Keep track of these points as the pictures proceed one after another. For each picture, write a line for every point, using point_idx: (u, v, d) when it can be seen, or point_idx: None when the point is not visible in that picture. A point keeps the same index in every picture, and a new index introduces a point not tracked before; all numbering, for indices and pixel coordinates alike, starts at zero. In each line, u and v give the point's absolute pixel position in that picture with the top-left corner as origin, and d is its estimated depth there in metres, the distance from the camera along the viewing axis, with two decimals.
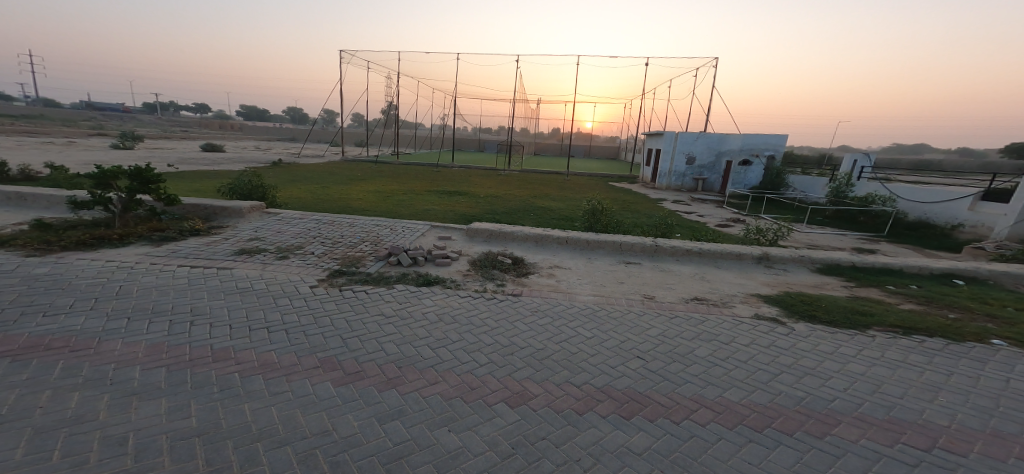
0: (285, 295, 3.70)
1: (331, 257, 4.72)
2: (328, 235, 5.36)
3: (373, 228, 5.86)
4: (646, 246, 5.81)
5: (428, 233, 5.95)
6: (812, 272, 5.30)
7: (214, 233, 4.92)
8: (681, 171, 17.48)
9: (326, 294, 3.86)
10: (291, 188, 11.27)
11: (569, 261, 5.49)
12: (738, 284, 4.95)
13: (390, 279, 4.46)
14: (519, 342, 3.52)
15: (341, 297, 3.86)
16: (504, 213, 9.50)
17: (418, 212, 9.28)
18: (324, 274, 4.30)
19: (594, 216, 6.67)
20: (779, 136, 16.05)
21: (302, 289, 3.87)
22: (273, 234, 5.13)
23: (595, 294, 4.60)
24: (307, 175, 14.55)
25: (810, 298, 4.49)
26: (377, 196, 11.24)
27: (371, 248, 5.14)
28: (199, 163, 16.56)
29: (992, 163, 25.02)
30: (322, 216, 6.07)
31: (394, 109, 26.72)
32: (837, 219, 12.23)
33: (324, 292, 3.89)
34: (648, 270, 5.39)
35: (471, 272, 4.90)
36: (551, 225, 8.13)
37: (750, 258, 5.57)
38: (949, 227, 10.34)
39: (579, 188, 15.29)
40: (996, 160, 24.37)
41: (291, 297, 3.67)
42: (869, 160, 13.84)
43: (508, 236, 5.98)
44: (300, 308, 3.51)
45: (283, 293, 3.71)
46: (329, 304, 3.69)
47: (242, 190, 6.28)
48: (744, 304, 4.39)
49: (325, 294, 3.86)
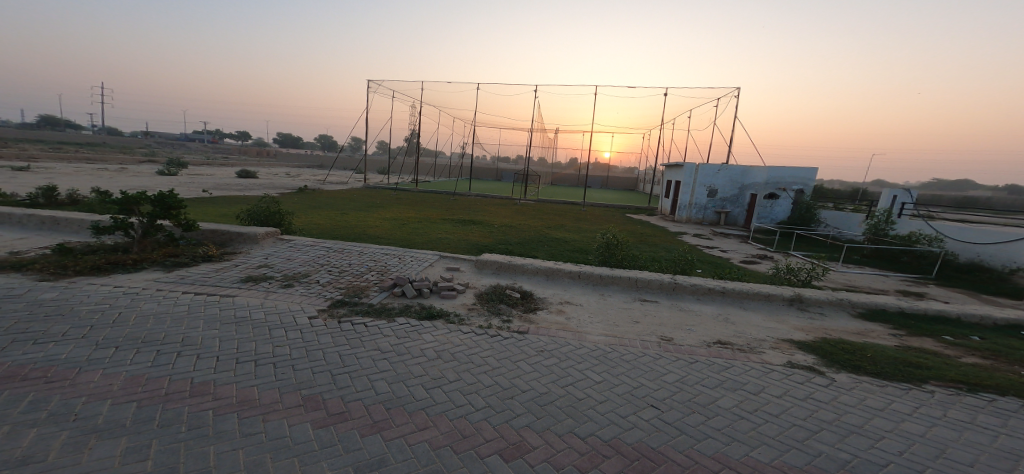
0: (281, 326, 3.60)
1: (335, 286, 4.65)
2: (336, 263, 5.32)
3: (381, 257, 5.80)
4: (664, 284, 5.49)
5: (437, 264, 5.85)
6: (852, 318, 4.84)
7: (226, 259, 4.95)
8: (702, 204, 17.03)
9: (324, 326, 3.75)
10: (309, 215, 11.50)
11: (581, 297, 5.23)
12: (767, 328, 4.55)
13: (392, 311, 4.32)
14: (520, 385, 3.27)
15: (338, 330, 3.72)
16: (519, 243, 9.34)
17: (432, 241, 9.26)
18: (326, 304, 4.20)
19: (610, 249, 6.42)
20: (808, 169, 15.48)
21: (300, 320, 3.77)
22: (283, 261, 5.12)
23: (607, 334, 4.31)
24: (327, 202, 14.87)
25: (851, 346, 4.06)
26: (392, 223, 11.32)
27: (377, 278, 5.06)
28: (230, 188, 17.31)
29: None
30: (333, 244, 6.07)
31: (417, 138, 27.55)
32: (877, 258, 11.50)
33: (322, 324, 3.78)
34: (666, 309, 5.06)
35: (477, 306, 4.71)
36: (566, 257, 7.92)
37: (780, 300, 5.17)
38: (1006, 271, 9.54)
39: (599, 219, 15.02)
40: None
41: (286, 328, 3.58)
42: (911, 196, 13.12)
43: (518, 268, 5.79)
44: (294, 340, 3.41)
45: (279, 324, 3.62)
46: (325, 336, 3.56)
47: (260, 216, 6.38)
48: (775, 350, 4.00)
49: (323, 326, 3.73)
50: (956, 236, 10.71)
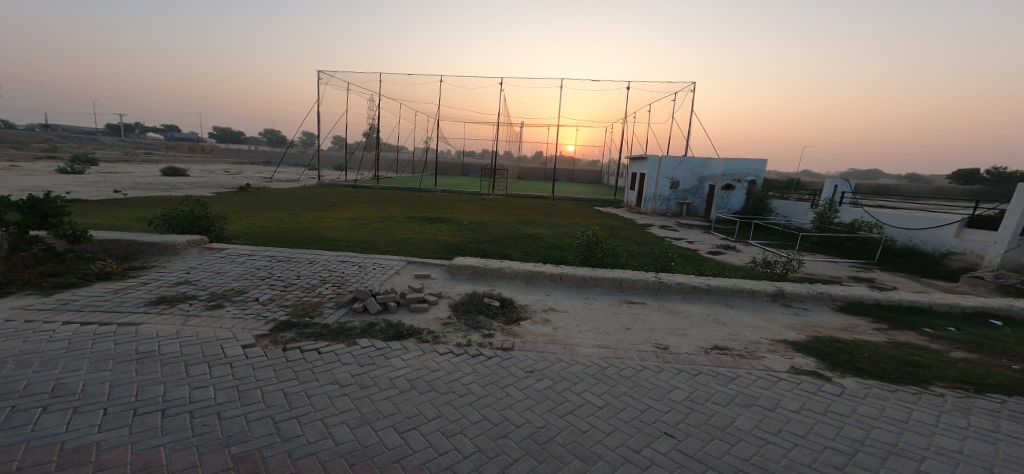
0: (204, 360, 2.84)
1: (281, 304, 3.90)
2: (280, 276, 4.53)
3: (337, 266, 5.05)
4: (649, 283, 5.19)
5: (403, 271, 5.19)
6: (835, 312, 4.77)
7: (130, 276, 4.07)
8: (664, 196, 17.29)
9: (265, 357, 3.03)
10: (255, 218, 10.30)
11: (565, 303, 4.81)
12: (759, 328, 4.34)
13: (353, 332, 3.66)
14: (513, 419, 2.76)
15: (284, 361, 3.02)
16: (489, 241, 8.80)
17: (395, 242, 8.52)
18: (268, 327, 3.46)
19: (588, 248, 6.04)
20: (759, 161, 16.04)
21: (231, 350, 3.03)
22: (210, 276, 4.27)
23: (599, 346, 3.91)
24: (275, 201, 13.55)
25: (846, 345, 3.91)
26: (350, 224, 10.38)
27: (333, 291, 4.35)
28: (161, 188, 15.42)
29: (950, 187, 26.17)
30: (276, 252, 5.23)
31: (374, 131, 26.10)
32: (825, 245, 12.06)
33: (263, 354, 3.06)
34: (654, 311, 4.75)
35: (453, 320, 4.16)
36: (540, 256, 7.51)
37: (765, 296, 5.02)
38: (938, 255, 10.09)
39: (565, 213, 14.78)
40: (953, 188, 25.54)
41: (211, 362, 2.82)
42: (850, 185, 13.85)
43: (494, 272, 5.27)
44: (221, 377, 2.68)
45: (201, 357, 2.86)
46: (265, 370, 2.85)
47: (180, 222, 5.38)
48: (775, 354, 3.76)
49: (265, 357, 3.03)
50: (893, 223, 11.33)
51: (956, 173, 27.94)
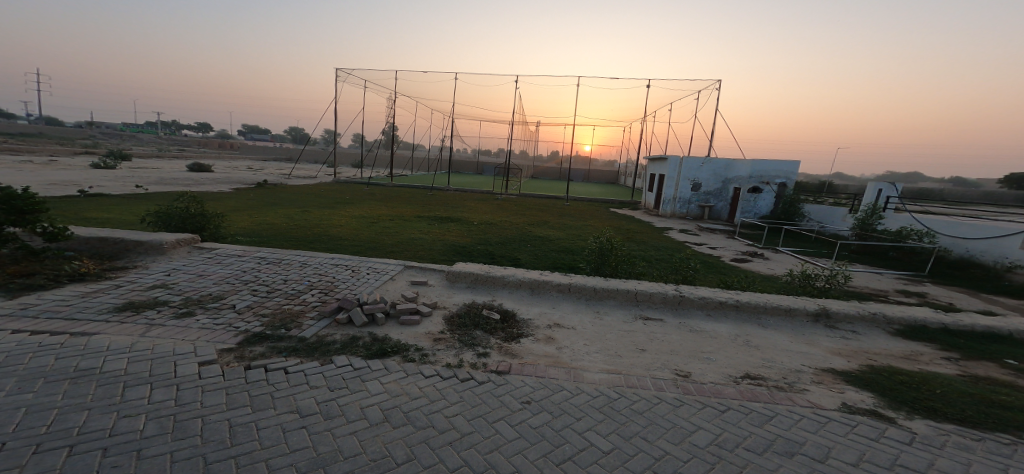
0: (149, 380, 2.50)
1: (257, 313, 3.55)
2: (266, 280, 4.21)
3: (328, 270, 4.70)
4: (669, 297, 4.64)
5: (399, 277, 4.82)
6: (890, 336, 4.12)
7: (107, 278, 3.82)
8: (685, 198, 16.47)
9: (222, 377, 2.67)
10: (262, 215, 10.18)
11: (573, 318, 4.33)
12: (798, 354, 3.74)
13: (332, 348, 3.29)
14: (499, 465, 2.30)
15: (242, 383, 2.66)
16: (499, 243, 8.35)
17: (401, 242, 8.19)
18: (236, 340, 3.11)
19: (602, 255, 5.51)
20: (791, 163, 15.05)
21: (183, 368, 2.67)
22: (191, 279, 3.98)
23: (609, 371, 3.43)
24: (287, 198, 13.50)
25: (910, 377, 3.29)
26: (358, 222, 10.14)
27: (318, 298, 3.99)
28: (178, 184, 15.60)
29: (997, 193, 24.29)
30: (268, 253, 4.93)
31: (391, 129, 26.09)
32: (866, 254, 11.10)
33: (220, 373, 2.70)
34: (674, 330, 4.20)
35: (445, 336, 3.77)
36: (551, 261, 7.04)
37: (805, 315, 4.37)
38: (1002, 268, 8.86)
39: (583, 215, 14.19)
40: (998, 193, 23.72)
41: (154, 384, 2.48)
42: (897, 190, 12.58)
43: (496, 281, 4.83)
44: (159, 403, 2.33)
45: (145, 377, 2.52)
46: (214, 395, 2.48)
47: (176, 219, 5.15)
48: (822, 387, 3.17)
49: (221, 377, 2.67)
50: (946, 231, 10.25)
51: (1005, 177, 25.91)
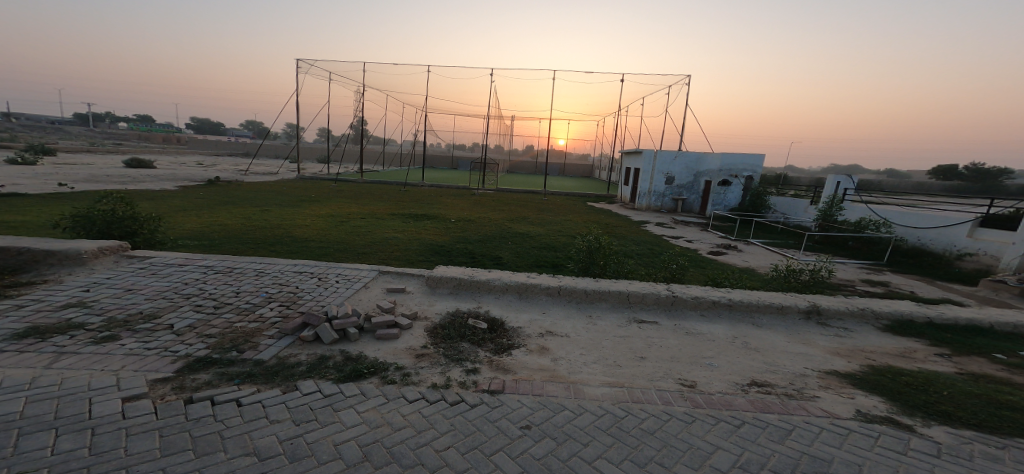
0: (53, 425, 1.95)
1: (202, 334, 3.02)
2: (213, 293, 3.65)
3: (290, 278, 4.17)
4: (662, 298, 4.42)
5: (372, 284, 4.35)
6: (881, 332, 4.07)
7: (7, 298, 3.17)
8: (658, 192, 16.61)
9: (155, 412, 2.14)
10: (218, 215, 9.35)
11: (565, 324, 4.04)
12: (798, 356, 3.58)
13: (296, 372, 2.82)
14: None
15: (181, 418, 2.13)
16: (478, 241, 7.96)
17: (373, 241, 7.65)
18: (174, 368, 2.59)
19: (588, 254, 5.24)
20: (757, 156, 15.41)
21: (101, 406, 2.11)
22: (117, 296, 3.37)
23: (610, 384, 3.15)
24: (247, 195, 12.54)
25: (914, 378, 3.19)
26: (325, 221, 9.47)
27: (278, 313, 3.48)
28: (122, 181, 14.21)
29: (931, 182, 26.12)
30: (215, 262, 4.33)
31: (358, 122, 24.96)
32: (829, 244, 11.44)
33: (152, 410, 2.15)
34: (670, 333, 3.99)
35: (428, 352, 3.37)
36: (533, 260, 6.74)
37: (797, 313, 4.24)
38: (952, 256, 9.20)
39: (559, 209, 14.01)
40: (936, 183, 25.45)
41: (59, 430, 1.93)
42: (852, 181, 13.00)
43: (481, 285, 4.46)
44: (64, 456, 1.79)
45: (48, 421, 1.96)
46: (143, 439, 1.95)
47: (99, 223, 4.44)
48: (832, 393, 3.02)
49: (153, 415, 2.12)
50: (899, 221, 10.53)
51: (937, 168, 28.01)
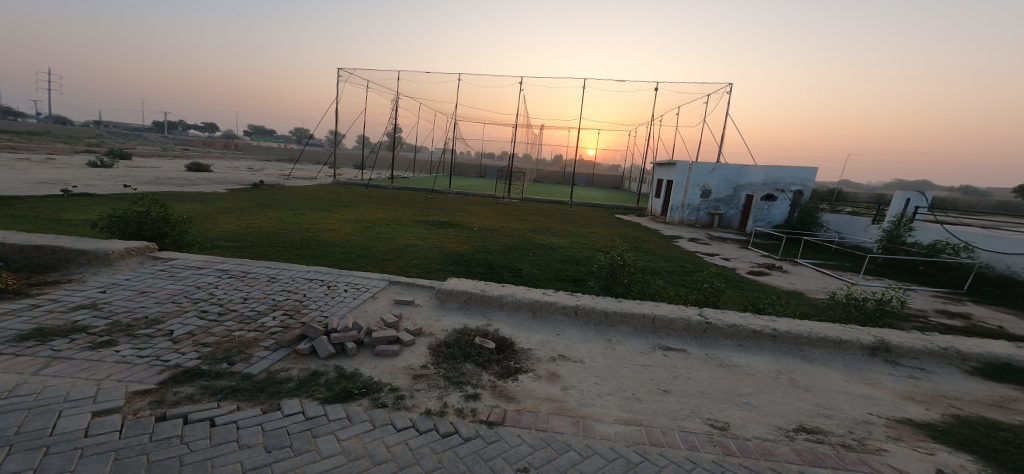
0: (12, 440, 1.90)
1: (198, 342, 2.94)
2: (220, 298, 3.60)
3: (300, 286, 4.09)
4: (692, 324, 3.98)
5: (381, 295, 4.20)
6: (966, 375, 3.40)
7: (29, 296, 3.25)
8: (695, 205, 15.76)
9: (117, 432, 2.05)
10: (252, 218, 9.66)
11: (580, 349, 3.71)
12: (860, 398, 3.00)
13: (284, 388, 2.67)
14: None
15: (142, 440, 2.03)
16: (499, 251, 7.71)
17: (394, 248, 7.58)
18: (158, 380, 2.51)
19: (613, 273, 4.84)
20: (807, 169, 14.27)
21: (67, 421, 2.06)
22: (128, 298, 3.39)
23: (626, 422, 2.78)
24: (283, 199, 12.99)
25: (1016, 432, 2.55)
26: (351, 226, 9.56)
27: (280, 322, 3.37)
28: (173, 183, 15.16)
29: (1009, 201, 23.38)
30: (232, 265, 4.33)
31: (394, 131, 25.64)
32: (895, 267, 10.29)
33: (117, 428, 2.08)
34: (701, 365, 3.54)
35: (428, 373, 3.14)
36: (555, 274, 6.40)
37: (858, 349, 3.64)
38: None
39: (591, 221, 13.53)
40: (1014, 202, 22.85)
41: (15, 447, 1.87)
42: (926, 200, 11.71)
43: (493, 301, 4.21)
44: None
45: (9, 436, 1.91)
46: (95, 463, 1.86)
47: (133, 224, 4.57)
48: (904, 447, 2.41)
49: (117, 433, 2.04)
50: (984, 245, 9.37)
51: (1018, 185, 25.12)
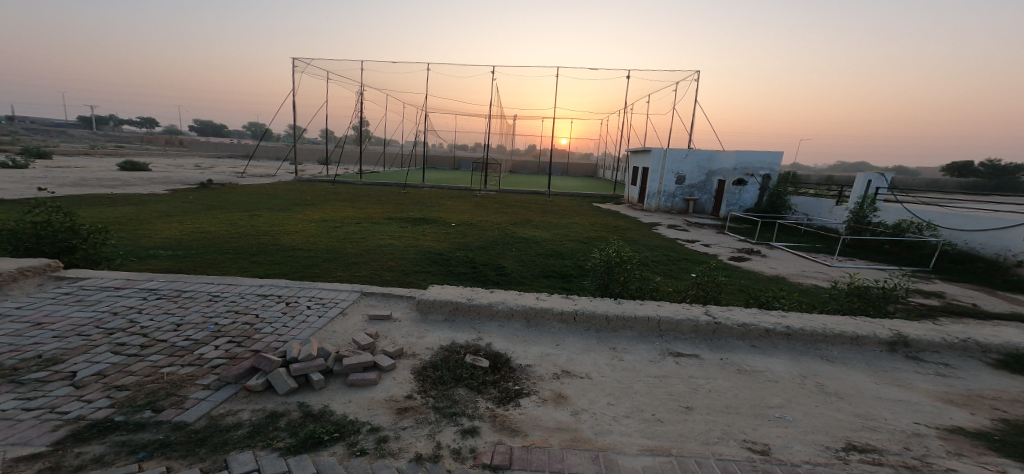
0: None
1: (111, 385, 2.28)
2: (146, 325, 2.92)
3: (250, 304, 3.43)
4: (701, 325, 3.63)
5: (351, 310, 3.61)
6: (989, 369, 3.24)
7: None
8: (669, 191, 15.78)
9: None
10: (202, 221, 8.68)
11: (584, 362, 3.28)
12: (899, 404, 2.74)
13: (231, 438, 2.07)
14: None
15: None
16: (480, 248, 7.20)
17: (366, 249, 6.92)
18: (51, 440, 1.90)
19: (610, 270, 4.43)
20: (775, 153, 14.46)
21: None
22: (17, 332, 2.66)
23: (652, 452, 2.36)
24: (237, 199, 11.91)
25: None
26: (315, 226, 8.78)
27: (224, 352, 2.74)
28: (108, 185, 13.64)
29: (947, 179, 24.83)
30: (162, 284, 3.60)
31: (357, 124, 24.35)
32: (862, 247, 10.52)
33: None
34: (719, 372, 3.19)
35: (414, 405, 2.61)
36: (541, 269, 5.98)
37: (876, 345, 3.42)
38: (1009, 262, 8.27)
39: (567, 211, 13.20)
40: (951, 179, 24.43)
41: None
42: (886, 180, 11.84)
43: (481, 310, 3.72)
44: None
45: None
46: None
47: (27, 238, 3.77)
48: (971, 465, 2.15)
49: None
50: (944, 224, 9.67)
51: (949, 164, 26.92)
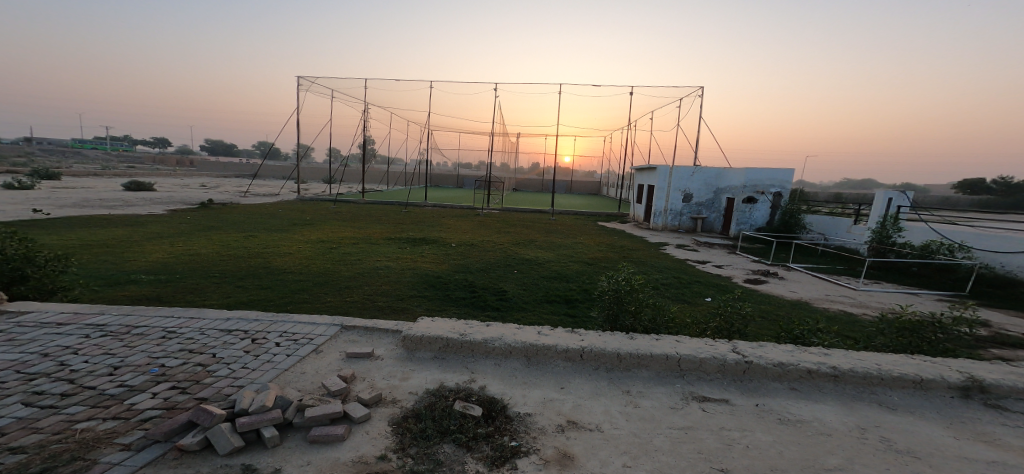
0: None
1: (3, 449, 1.87)
2: (77, 369, 2.51)
3: (208, 342, 3.02)
4: (729, 365, 3.14)
5: (327, 348, 3.18)
6: None
7: None
8: (677, 210, 15.31)
9: None
10: (192, 243, 8.36)
11: (594, 409, 2.79)
12: (992, 468, 2.21)
13: None
14: None
15: None
16: (481, 270, 6.77)
17: (359, 272, 6.51)
18: None
19: (620, 299, 3.96)
20: (787, 171, 13.97)
21: None
22: None
23: None
24: (235, 219, 11.64)
25: None
26: (309, 247, 8.41)
27: (161, 401, 2.31)
28: (106, 205, 13.42)
29: (961, 196, 24.11)
30: (112, 319, 3.21)
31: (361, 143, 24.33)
32: (888, 270, 9.92)
33: None
34: (757, 422, 2.68)
35: (387, 470, 2.13)
36: (544, 294, 5.52)
37: (944, 389, 2.90)
38: None
39: (573, 231, 12.76)
40: (966, 197, 23.71)
41: None
42: (908, 199, 11.31)
43: (475, 348, 3.27)
44: None
45: None
46: None
47: None
48: None
49: None
50: (977, 244, 9.09)
51: (960, 181, 26.24)
